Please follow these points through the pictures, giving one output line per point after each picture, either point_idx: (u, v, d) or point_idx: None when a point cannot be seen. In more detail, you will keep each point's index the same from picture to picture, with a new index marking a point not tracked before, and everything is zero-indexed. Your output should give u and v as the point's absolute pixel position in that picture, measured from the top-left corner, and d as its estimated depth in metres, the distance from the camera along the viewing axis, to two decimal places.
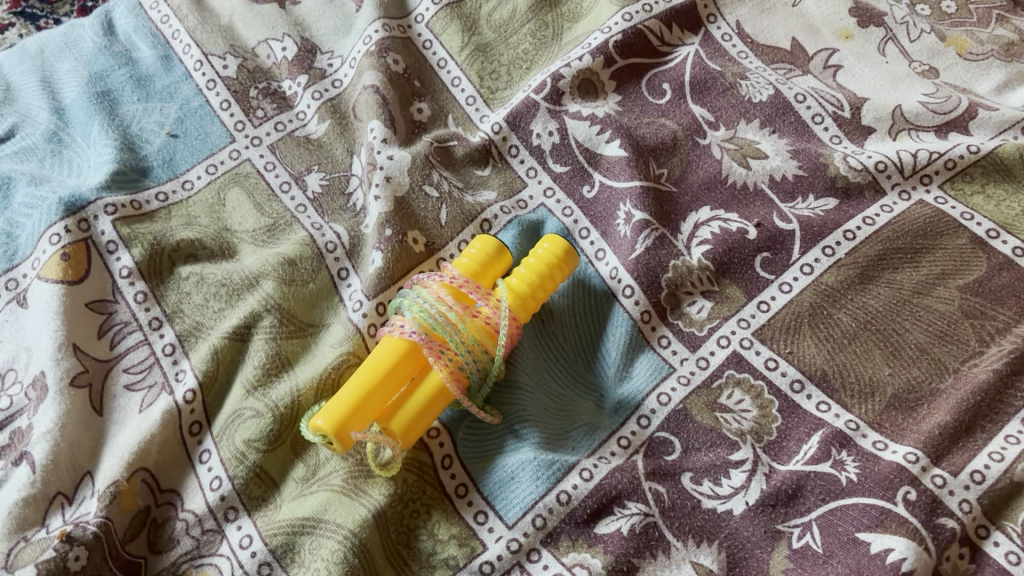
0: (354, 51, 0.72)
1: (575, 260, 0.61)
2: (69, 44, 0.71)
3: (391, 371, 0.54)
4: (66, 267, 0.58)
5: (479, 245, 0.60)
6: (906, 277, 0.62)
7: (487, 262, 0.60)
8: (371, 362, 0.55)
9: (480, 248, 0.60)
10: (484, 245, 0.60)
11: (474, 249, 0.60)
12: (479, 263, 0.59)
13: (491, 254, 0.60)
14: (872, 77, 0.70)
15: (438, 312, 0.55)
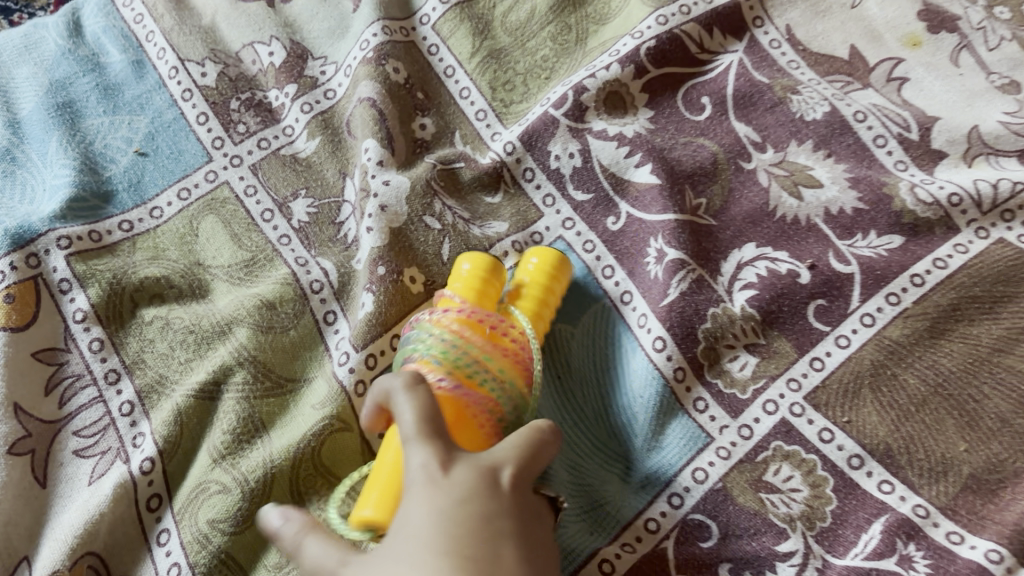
0: (350, 58, 0.63)
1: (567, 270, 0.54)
2: (29, 47, 0.63)
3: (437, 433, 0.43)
4: (12, 310, 0.51)
5: (471, 266, 0.51)
6: (983, 331, 0.53)
7: (490, 282, 0.50)
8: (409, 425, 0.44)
9: (477, 268, 0.50)
10: (479, 265, 0.51)
11: (467, 274, 0.51)
12: (483, 285, 0.50)
13: (494, 272, 0.51)
14: (942, 93, 0.61)
15: (460, 349, 0.46)
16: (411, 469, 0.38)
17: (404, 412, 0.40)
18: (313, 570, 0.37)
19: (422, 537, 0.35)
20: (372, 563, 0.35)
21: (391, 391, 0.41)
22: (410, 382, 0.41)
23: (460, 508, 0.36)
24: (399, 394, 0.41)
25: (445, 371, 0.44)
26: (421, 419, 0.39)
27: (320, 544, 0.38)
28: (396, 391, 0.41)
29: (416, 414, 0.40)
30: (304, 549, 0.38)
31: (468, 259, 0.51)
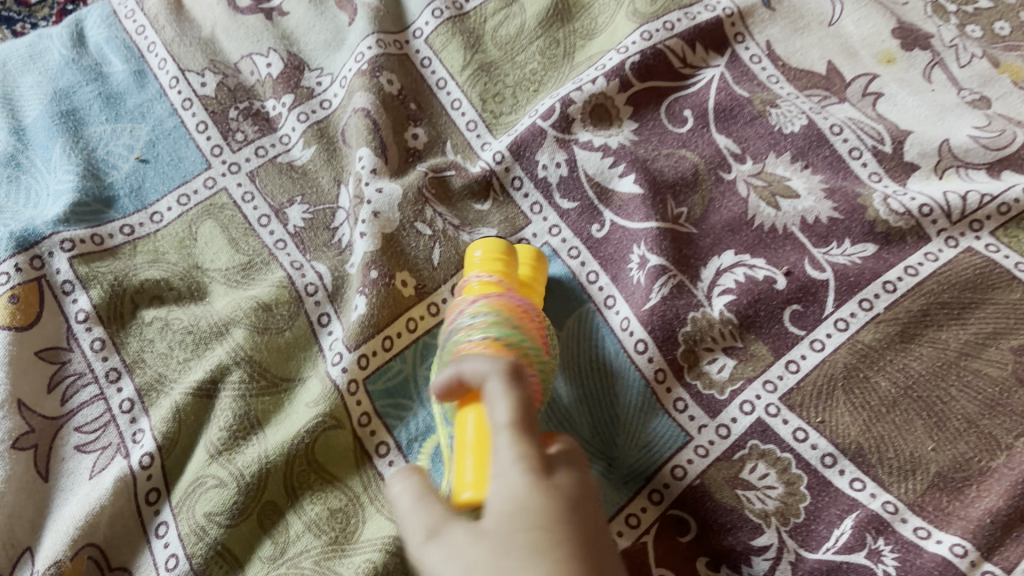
0: (345, 70, 0.66)
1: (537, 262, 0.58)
2: (34, 57, 0.65)
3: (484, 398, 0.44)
4: (16, 310, 0.52)
5: (482, 253, 0.54)
6: (951, 336, 0.55)
7: (502, 264, 0.53)
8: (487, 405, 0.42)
9: (487, 255, 0.53)
10: (489, 251, 0.53)
11: (479, 261, 0.53)
12: (501, 265, 0.53)
13: (504, 252, 0.53)
14: (915, 108, 0.63)
15: (504, 325, 0.47)
16: (503, 457, 0.36)
17: (497, 397, 0.38)
18: (410, 523, 0.36)
19: (530, 529, 0.33)
20: (459, 547, 0.34)
21: (487, 371, 0.39)
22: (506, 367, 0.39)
23: (555, 507, 0.34)
24: (495, 375, 0.39)
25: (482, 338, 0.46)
26: (518, 401, 0.37)
27: (410, 504, 0.37)
28: (495, 376, 0.39)
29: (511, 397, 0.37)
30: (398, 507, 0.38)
31: (478, 249, 0.54)
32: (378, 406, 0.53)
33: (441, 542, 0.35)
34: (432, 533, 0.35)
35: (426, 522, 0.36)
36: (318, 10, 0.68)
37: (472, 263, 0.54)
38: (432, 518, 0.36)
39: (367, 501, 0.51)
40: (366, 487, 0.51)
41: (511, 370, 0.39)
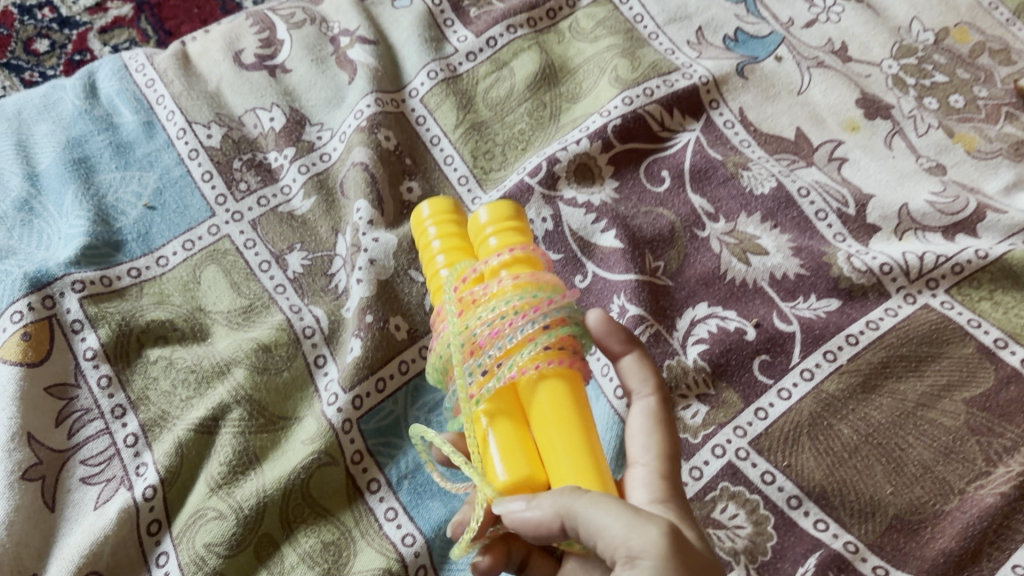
0: (345, 126, 0.69)
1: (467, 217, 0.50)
2: (48, 107, 0.69)
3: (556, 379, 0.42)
4: (27, 348, 0.55)
5: (493, 226, 0.47)
6: (909, 387, 0.59)
7: (519, 237, 0.46)
8: (567, 387, 0.42)
9: (499, 228, 0.46)
10: (501, 225, 0.46)
11: (492, 240, 0.46)
12: (516, 232, 0.47)
13: (516, 223, 0.47)
14: (877, 173, 0.69)
15: (566, 308, 0.43)
16: (657, 484, 0.43)
17: (654, 425, 0.45)
18: (637, 531, 0.36)
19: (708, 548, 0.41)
20: (693, 554, 0.37)
21: (648, 388, 0.47)
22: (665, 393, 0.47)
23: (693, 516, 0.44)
24: (650, 399, 0.47)
25: (535, 308, 0.42)
26: (663, 434, 0.45)
27: (620, 512, 0.37)
28: (653, 398, 0.46)
29: (667, 428, 0.45)
30: (601, 513, 0.36)
31: (485, 218, 0.47)
32: (369, 443, 0.57)
33: (685, 551, 0.36)
34: (669, 532, 0.36)
35: (657, 524, 0.36)
36: (320, 69, 0.73)
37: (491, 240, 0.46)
38: (660, 521, 0.37)
39: (358, 535, 0.53)
40: (358, 521, 0.54)
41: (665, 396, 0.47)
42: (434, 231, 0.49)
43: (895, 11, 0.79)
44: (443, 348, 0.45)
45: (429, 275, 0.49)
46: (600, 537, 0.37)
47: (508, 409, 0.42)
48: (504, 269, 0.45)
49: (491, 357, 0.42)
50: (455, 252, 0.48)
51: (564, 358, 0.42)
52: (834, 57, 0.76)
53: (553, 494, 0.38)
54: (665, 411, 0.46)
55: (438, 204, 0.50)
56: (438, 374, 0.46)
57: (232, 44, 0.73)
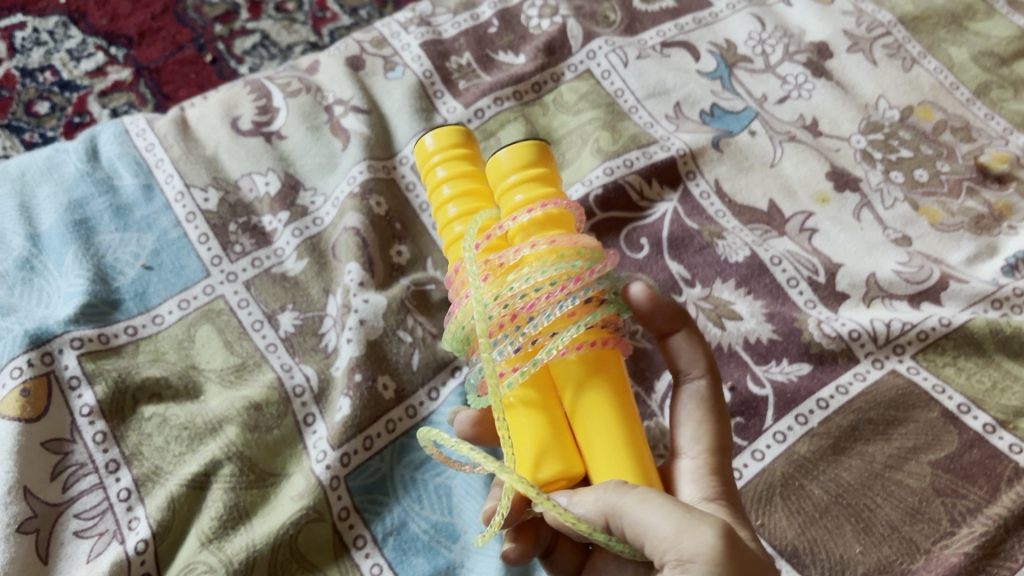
0: (338, 191, 0.72)
1: (474, 149, 0.48)
2: (52, 169, 0.71)
3: (597, 360, 0.44)
4: (26, 403, 0.57)
5: (516, 174, 0.46)
6: (877, 450, 0.62)
7: (545, 186, 0.46)
8: (612, 394, 0.43)
9: (523, 177, 0.45)
10: (526, 174, 0.45)
11: (516, 195, 0.45)
12: (540, 180, 0.46)
13: (541, 170, 0.46)
14: (846, 243, 0.72)
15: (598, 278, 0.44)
16: (706, 478, 0.48)
17: (703, 412, 0.50)
18: (685, 530, 0.38)
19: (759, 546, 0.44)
20: (745, 556, 0.38)
21: (698, 369, 0.51)
22: (713, 373, 0.51)
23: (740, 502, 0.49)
24: (702, 381, 0.51)
25: (575, 280, 0.43)
26: (712, 423, 0.50)
27: (669, 512, 0.39)
28: (703, 378, 0.51)
29: (713, 416, 0.49)
30: (650, 510, 0.39)
31: (507, 165, 0.46)
32: (356, 500, 0.58)
33: (738, 552, 0.38)
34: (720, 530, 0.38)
35: (710, 524, 0.39)
36: (315, 137, 0.76)
37: (518, 194, 0.45)
38: (712, 522, 0.39)
39: None
40: None
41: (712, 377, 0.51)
42: (443, 173, 0.47)
43: (863, 88, 0.83)
44: (467, 312, 0.44)
45: (436, 219, 0.48)
46: (649, 535, 0.39)
47: (543, 398, 0.44)
48: (534, 231, 0.45)
49: (529, 331, 0.43)
50: (468, 199, 0.47)
51: (603, 340, 0.44)
52: (805, 132, 0.80)
53: (598, 491, 0.40)
54: (714, 394, 0.51)
55: (441, 137, 0.48)
56: (458, 341, 0.46)
57: (230, 111, 0.76)
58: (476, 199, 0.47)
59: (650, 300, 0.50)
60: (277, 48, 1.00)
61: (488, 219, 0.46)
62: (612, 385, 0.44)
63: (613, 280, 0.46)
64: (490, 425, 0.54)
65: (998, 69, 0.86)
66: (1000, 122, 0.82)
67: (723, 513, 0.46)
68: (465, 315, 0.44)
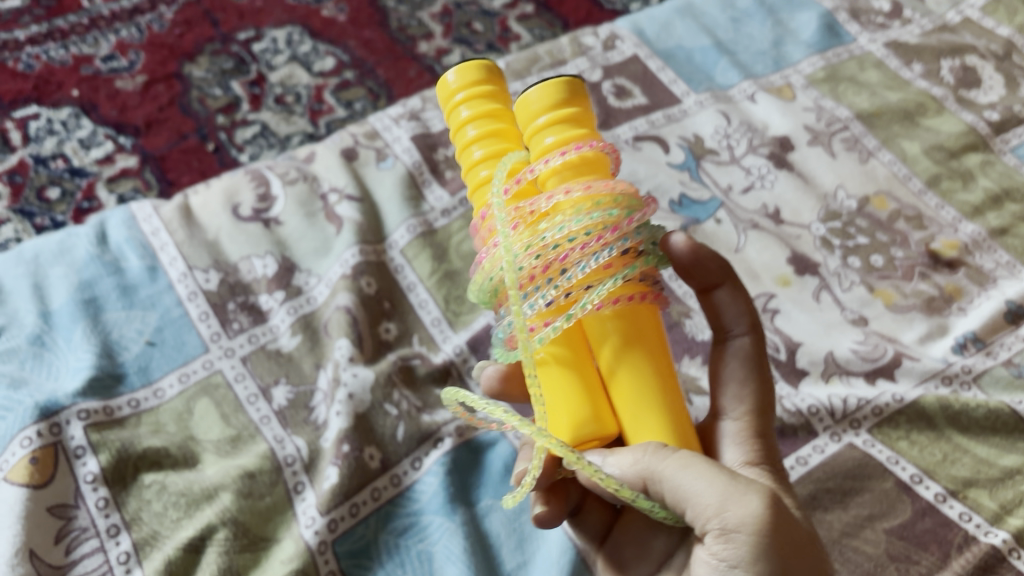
0: (330, 273, 0.77)
1: (498, 85, 0.51)
2: (63, 251, 0.76)
3: (631, 313, 0.49)
4: (34, 471, 0.61)
5: (547, 115, 0.49)
6: (836, 517, 0.66)
7: (575, 127, 0.49)
8: (645, 347, 0.48)
9: (554, 119, 0.49)
10: (558, 115, 0.49)
11: (548, 137, 0.49)
12: (569, 120, 0.49)
13: (571, 111, 0.49)
14: (806, 323, 0.77)
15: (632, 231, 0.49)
16: (748, 441, 0.54)
17: (747, 370, 0.56)
18: (730, 497, 0.43)
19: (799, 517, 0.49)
20: (786, 519, 0.44)
21: (742, 330, 0.57)
22: (755, 330, 0.57)
23: (777, 458, 0.55)
24: (747, 337, 0.57)
25: (611, 231, 0.48)
26: (754, 383, 0.55)
27: (714, 480, 0.44)
28: (746, 337, 0.57)
29: (755, 376, 0.55)
30: (691, 477, 0.44)
31: (538, 105, 0.49)
32: (342, 564, 0.62)
33: (779, 517, 0.43)
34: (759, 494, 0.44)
35: (755, 494, 0.43)
36: (310, 222, 0.81)
37: (550, 135, 0.49)
38: (756, 490, 0.44)
39: None
40: None
41: (755, 334, 0.57)
42: (469, 113, 0.50)
43: (823, 179, 0.89)
44: (496, 263, 0.49)
45: (461, 157, 0.51)
46: (692, 500, 0.44)
47: (577, 358, 0.49)
48: (565, 174, 0.49)
49: (563, 284, 0.47)
50: (494, 140, 0.50)
51: (632, 294, 0.48)
52: (768, 220, 0.85)
53: (637, 455, 0.45)
54: (755, 351, 0.56)
55: (466, 72, 0.50)
56: (484, 294, 0.51)
57: (231, 198, 0.82)
58: (503, 142, 0.50)
59: (691, 249, 0.54)
60: (276, 139, 1.06)
61: (517, 161, 0.49)
62: (647, 342, 0.49)
63: (649, 231, 0.50)
64: (516, 381, 0.59)
65: (948, 163, 0.92)
66: (950, 211, 0.88)
67: (762, 477, 0.53)
68: (495, 265, 0.48)
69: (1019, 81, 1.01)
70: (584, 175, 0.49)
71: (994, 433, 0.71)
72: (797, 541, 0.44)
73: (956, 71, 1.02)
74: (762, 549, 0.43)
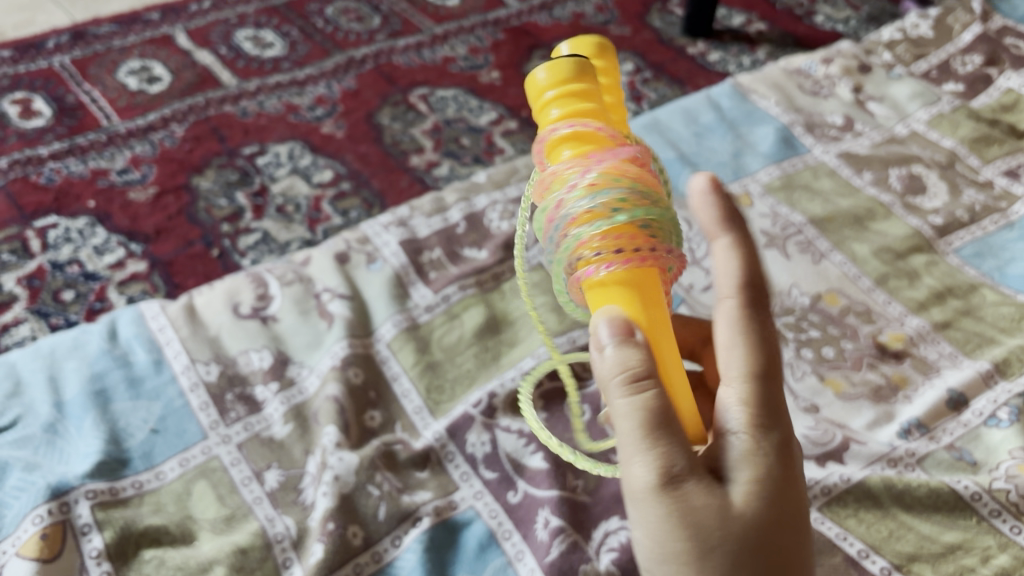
0: (320, 364, 0.84)
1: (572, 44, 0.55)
2: (77, 346, 0.83)
3: (628, 279, 0.49)
4: (44, 545, 0.66)
5: (554, 88, 0.52)
6: None
7: (581, 103, 0.52)
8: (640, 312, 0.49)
9: (559, 93, 0.52)
10: (563, 89, 0.52)
11: (553, 110, 0.52)
12: (571, 92, 0.52)
13: (577, 86, 0.52)
14: None
15: (604, 193, 0.49)
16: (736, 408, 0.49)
17: (738, 323, 0.51)
18: (642, 460, 0.45)
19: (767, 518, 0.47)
20: (686, 499, 0.45)
21: (731, 289, 0.52)
22: (745, 290, 0.52)
23: (778, 420, 0.49)
24: (732, 300, 0.52)
25: (568, 195, 0.50)
26: (741, 346, 0.50)
27: (635, 438, 0.46)
28: (734, 295, 0.52)
29: (739, 339, 0.50)
30: (621, 424, 0.46)
31: (546, 80, 0.52)
32: None
33: (671, 492, 0.45)
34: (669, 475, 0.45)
35: (654, 462, 0.45)
36: (304, 319, 0.88)
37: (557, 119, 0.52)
38: (658, 462, 0.45)
39: None
40: None
41: (751, 293, 0.52)
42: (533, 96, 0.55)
43: (778, 278, 0.97)
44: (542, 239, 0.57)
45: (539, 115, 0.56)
46: (619, 437, 0.47)
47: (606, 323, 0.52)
48: (564, 143, 0.52)
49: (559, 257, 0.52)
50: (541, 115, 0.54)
51: (614, 257, 0.49)
52: None
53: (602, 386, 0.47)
54: (745, 309, 0.51)
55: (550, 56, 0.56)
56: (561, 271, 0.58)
57: (232, 298, 0.89)
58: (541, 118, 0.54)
59: (702, 196, 0.54)
60: (276, 245, 1.14)
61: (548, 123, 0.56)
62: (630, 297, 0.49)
63: (635, 189, 0.49)
64: None
65: (895, 263, 1.00)
66: (897, 306, 0.95)
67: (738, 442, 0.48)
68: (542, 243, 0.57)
69: (962, 188, 1.10)
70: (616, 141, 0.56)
71: (937, 510, 0.76)
72: (694, 511, 0.45)
73: (903, 179, 1.11)
74: (644, 506, 0.46)
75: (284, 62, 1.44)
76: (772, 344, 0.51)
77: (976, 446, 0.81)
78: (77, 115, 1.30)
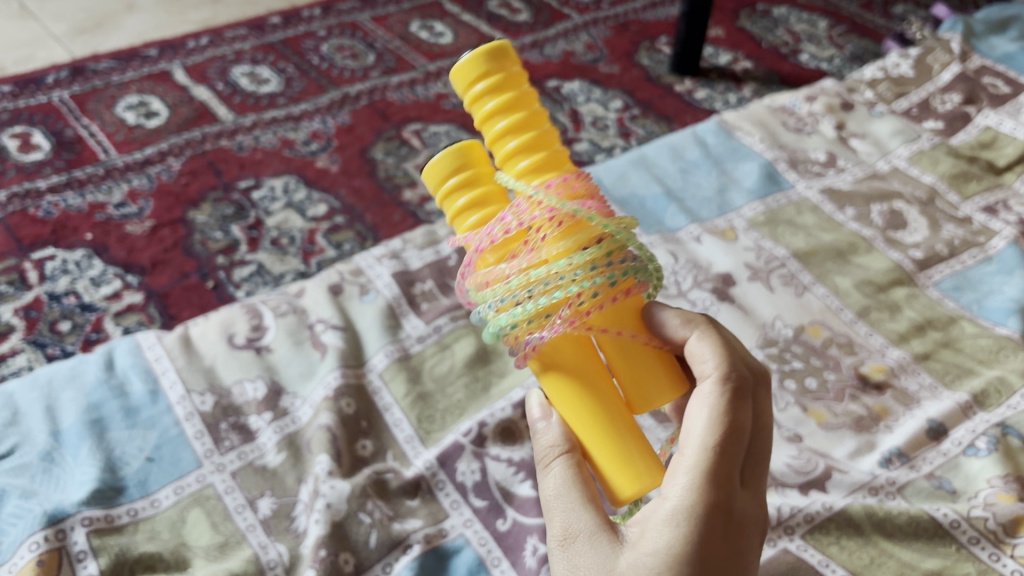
0: (313, 395, 0.85)
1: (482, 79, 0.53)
2: (74, 376, 0.84)
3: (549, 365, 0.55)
4: (40, 572, 0.67)
5: (453, 177, 0.54)
6: None
7: (481, 191, 0.54)
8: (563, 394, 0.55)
9: (457, 184, 0.54)
10: (461, 180, 0.53)
11: (459, 199, 0.54)
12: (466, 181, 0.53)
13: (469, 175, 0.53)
14: None
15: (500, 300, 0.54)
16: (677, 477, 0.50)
17: (705, 404, 0.53)
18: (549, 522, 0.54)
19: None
20: (576, 554, 0.51)
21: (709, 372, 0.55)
22: (724, 376, 0.54)
23: (718, 491, 0.50)
24: (711, 382, 0.54)
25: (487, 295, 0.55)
26: (705, 418, 0.52)
27: (547, 504, 0.54)
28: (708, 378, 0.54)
29: (704, 412, 0.52)
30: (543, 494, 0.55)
31: (443, 173, 0.54)
32: None
33: (564, 548, 0.52)
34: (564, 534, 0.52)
35: (554, 524, 0.53)
36: (297, 349, 0.90)
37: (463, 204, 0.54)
38: (557, 523, 0.53)
39: None
40: None
41: (725, 377, 0.54)
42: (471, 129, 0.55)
43: (762, 310, 0.99)
44: None
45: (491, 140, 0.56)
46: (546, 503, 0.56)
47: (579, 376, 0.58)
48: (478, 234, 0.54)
49: None
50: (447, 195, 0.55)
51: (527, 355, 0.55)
52: None
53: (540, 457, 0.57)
54: (713, 390, 0.54)
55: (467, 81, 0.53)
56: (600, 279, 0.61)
57: (226, 329, 0.91)
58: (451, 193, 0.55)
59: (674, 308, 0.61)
60: (271, 276, 1.16)
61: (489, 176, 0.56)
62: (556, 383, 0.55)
63: (528, 279, 0.52)
64: None
65: (876, 296, 1.02)
66: (878, 338, 0.97)
67: (669, 505, 0.49)
68: None
69: (941, 224, 1.12)
70: (535, 162, 0.54)
71: (917, 538, 0.77)
72: (577, 567, 0.51)
73: (884, 215, 1.13)
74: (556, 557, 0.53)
75: (280, 97, 1.47)
76: (739, 435, 0.52)
77: (955, 475, 0.83)
78: (75, 149, 1.33)
